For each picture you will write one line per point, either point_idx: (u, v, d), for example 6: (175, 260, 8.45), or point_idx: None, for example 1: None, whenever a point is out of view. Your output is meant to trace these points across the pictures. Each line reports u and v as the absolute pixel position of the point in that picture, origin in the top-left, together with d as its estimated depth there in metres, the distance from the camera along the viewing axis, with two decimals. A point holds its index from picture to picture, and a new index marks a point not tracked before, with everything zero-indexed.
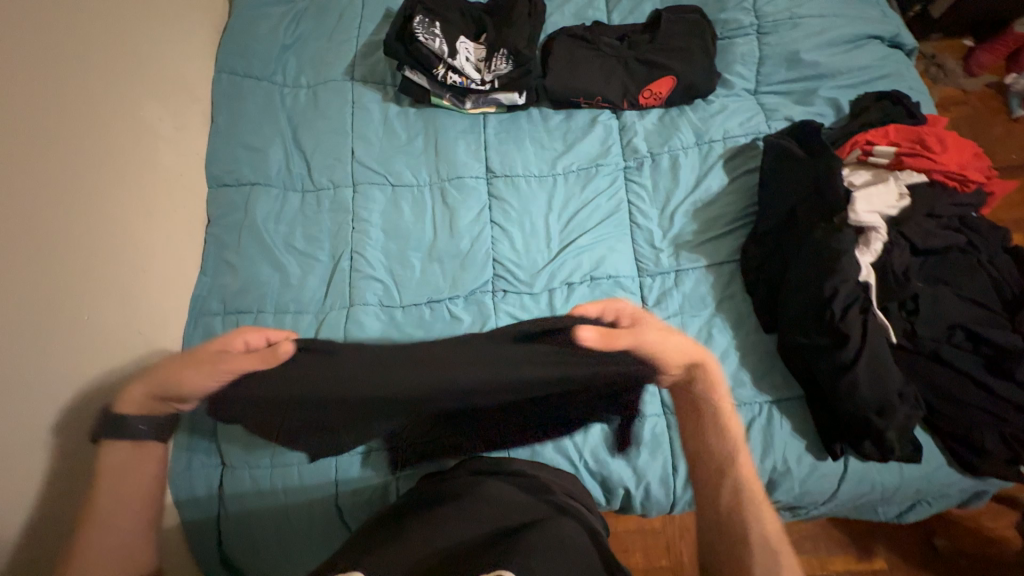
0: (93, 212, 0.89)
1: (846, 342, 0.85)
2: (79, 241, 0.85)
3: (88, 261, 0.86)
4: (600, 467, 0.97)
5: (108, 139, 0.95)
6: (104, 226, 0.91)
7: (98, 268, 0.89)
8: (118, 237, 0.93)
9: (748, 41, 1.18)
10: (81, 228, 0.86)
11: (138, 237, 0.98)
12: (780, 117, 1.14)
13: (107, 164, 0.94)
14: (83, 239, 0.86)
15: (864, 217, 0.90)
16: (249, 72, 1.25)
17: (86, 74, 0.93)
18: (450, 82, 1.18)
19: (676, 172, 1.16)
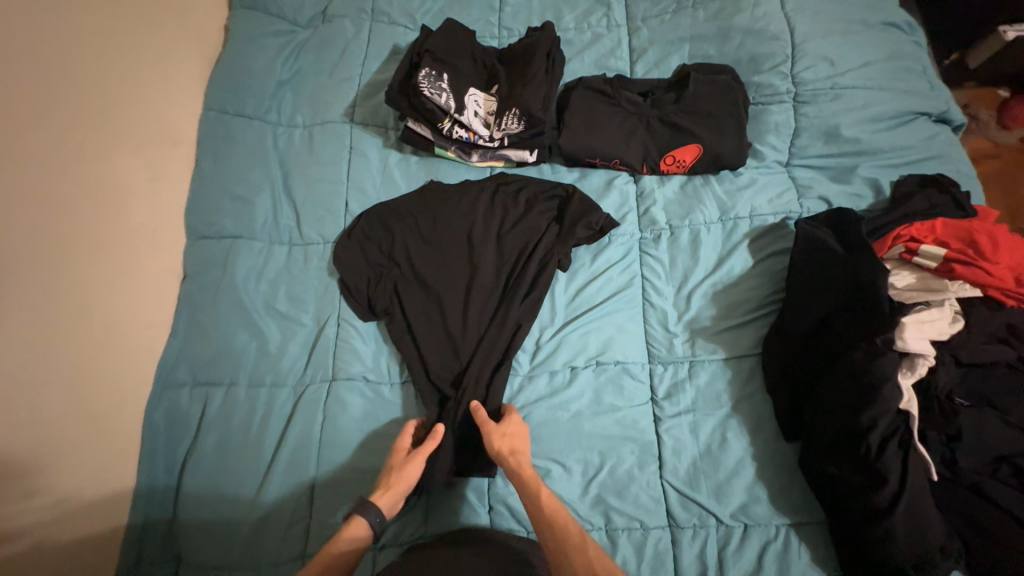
0: (40, 285, 0.81)
1: (883, 484, 0.75)
2: (19, 321, 0.77)
3: (28, 344, 0.78)
4: None
5: (66, 199, 0.87)
6: (54, 301, 0.82)
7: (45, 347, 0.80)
8: (69, 311, 0.85)
9: (783, 111, 1.08)
10: (23, 305, 0.78)
11: (99, 309, 0.89)
12: (813, 197, 1.04)
13: (64, 228, 0.86)
14: (25, 318, 0.78)
15: (912, 346, 0.78)
16: (240, 110, 1.16)
17: (46, 131, 0.85)
18: (455, 137, 1.08)
19: (696, 248, 1.06)
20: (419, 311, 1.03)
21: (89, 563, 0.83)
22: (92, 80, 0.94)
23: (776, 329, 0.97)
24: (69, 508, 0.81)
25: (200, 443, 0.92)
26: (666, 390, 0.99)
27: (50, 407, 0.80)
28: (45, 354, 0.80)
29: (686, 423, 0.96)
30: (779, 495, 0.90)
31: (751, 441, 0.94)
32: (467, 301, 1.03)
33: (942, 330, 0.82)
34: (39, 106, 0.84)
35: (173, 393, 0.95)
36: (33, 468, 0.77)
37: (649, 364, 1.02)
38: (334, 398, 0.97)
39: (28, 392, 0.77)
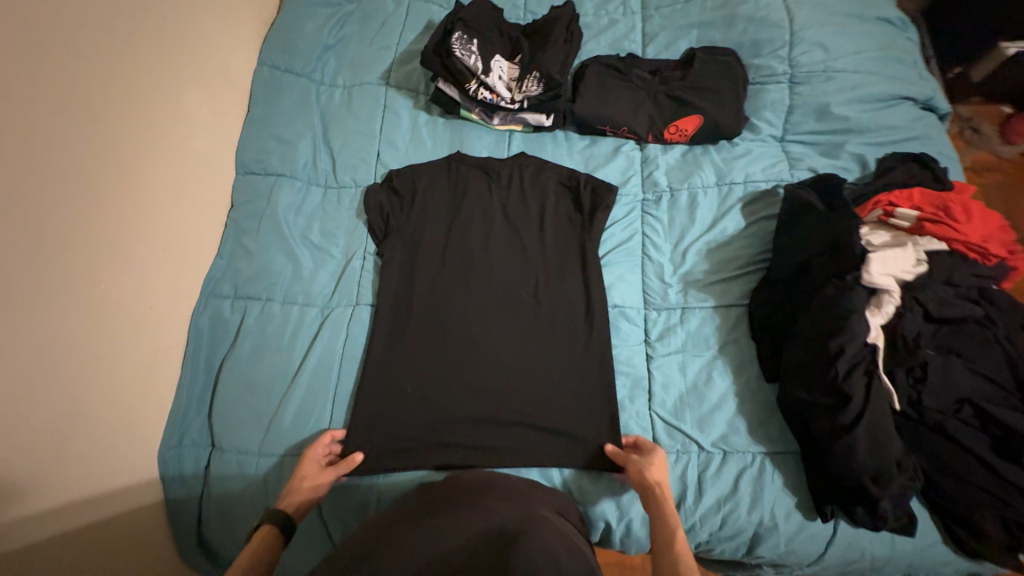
0: (122, 194, 0.92)
1: (847, 403, 0.85)
2: (104, 219, 0.89)
3: (108, 239, 0.89)
4: (582, 498, 0.97)
5: (147, 122, 0.98)
6: (132, 209, 0.94)
7: (124, 242, 0.92)
8: (142, 217, 0.96)
9: (779, 89, 1.19)
10: (109, 202, 0.90)
11: (168, 223, 1.02)
12: (803, 168, 1.14)
13: (143, 147, 0.97)
14: (110, 219, 0.90)
15: (877, 280, 0.88)
16: (290, 67, 1.29)
17: (135, 60, 0.97)
18: (480, 98, 1.19)
19: (692, 212, 1.16)
20: (439, 261, 1.15)
21: (138, 438, 0.95)
22: (170, 24, 1.06)
23: (764, 280, 1.07)
24: (130, 382, 0.93)
25: (236, 348, 1.05)
26: (658, 333, 1.09)
27: (120, 296, 0.91)
28: (122, 250, 0.92)
29: (676, 362, 1.05)
30: (757, 427, 0.98)
31: (734, 381, 1.03)
32: (481, 252, 1.16)
33: (905, 269, 0.92)
34: (130, 38, 0.96)
35: (218, 302, 1.08)
36: (106, 344, 0.88)
37: (644, 309, 1.11)
38: (356, 321, 1.09)
39: (106, 279, 0.88)
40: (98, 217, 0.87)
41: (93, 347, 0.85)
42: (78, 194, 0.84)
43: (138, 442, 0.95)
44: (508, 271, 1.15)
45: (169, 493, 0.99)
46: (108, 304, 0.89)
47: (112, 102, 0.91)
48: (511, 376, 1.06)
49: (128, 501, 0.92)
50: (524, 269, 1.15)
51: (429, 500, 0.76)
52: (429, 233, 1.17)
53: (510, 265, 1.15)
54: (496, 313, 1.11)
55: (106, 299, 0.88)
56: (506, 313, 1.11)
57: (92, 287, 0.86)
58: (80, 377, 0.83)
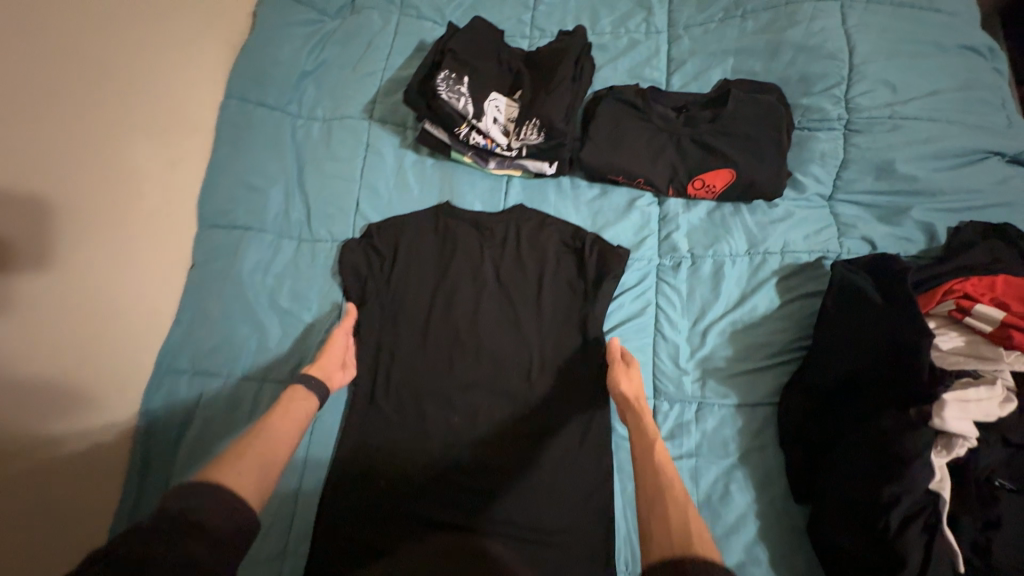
0: (49, 273, 0.82)
1: (902, 564, 0.69)
2: (23, 305, 0.78)
3: (29, 327, 0.78)
4: None
5: (74, 183, 0.86)
6: (60, 287, 0.83)
7: (53, 329, 0.82)
8: (76, 294, 0.85)
9: (831, 139, 0.99)
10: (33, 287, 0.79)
11: (111, 296, 0.91)
12: (855, 237, 0.96)
13: (72, 212, 0.86)
14: (35, 305, 0.79)
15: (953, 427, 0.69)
16: (262, 99, 1.15)
17: (58, 114, 0.85)
18: (471, 143, 1.03)
19: (717, 283, 0.99)
20: (420, 334, 1.01)
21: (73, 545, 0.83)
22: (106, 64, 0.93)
23: (798, 378, 0.89)
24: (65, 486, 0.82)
25: (190, 434, 0.93)
26: (668, 430, 0.92)
27: (50, 390, 0.81)
28: (48, 336, 0.81)
29: (688, 470, 0.89)
30: (781, 560, 0.83)
31: (755, 498, 0.87)
32: (469, 321, 1.01)
33: (990, 411, 0.72)
34: (49, 89, 0.84)
35: (172, 378, 0.96)
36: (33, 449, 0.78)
37: (654, 400, 0.95)
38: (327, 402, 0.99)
39: (28, 373, 0.78)
40: (13, 304, 0.76)
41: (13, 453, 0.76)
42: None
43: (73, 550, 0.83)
44: (501, 347, 1.00)
45: None
46: (35, 405, 0.79)
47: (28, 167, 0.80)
48: (498, 477, 0.92)
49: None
50: (517, 344, 1.00)
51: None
52: (409, 297, 1.03)
53: (501, 340, 1.00)
54: (484, 397, 0.97)
55: (28, 396, 0.78)
56: (496, 398, 0.97)
57: (9, 385, 0.75)
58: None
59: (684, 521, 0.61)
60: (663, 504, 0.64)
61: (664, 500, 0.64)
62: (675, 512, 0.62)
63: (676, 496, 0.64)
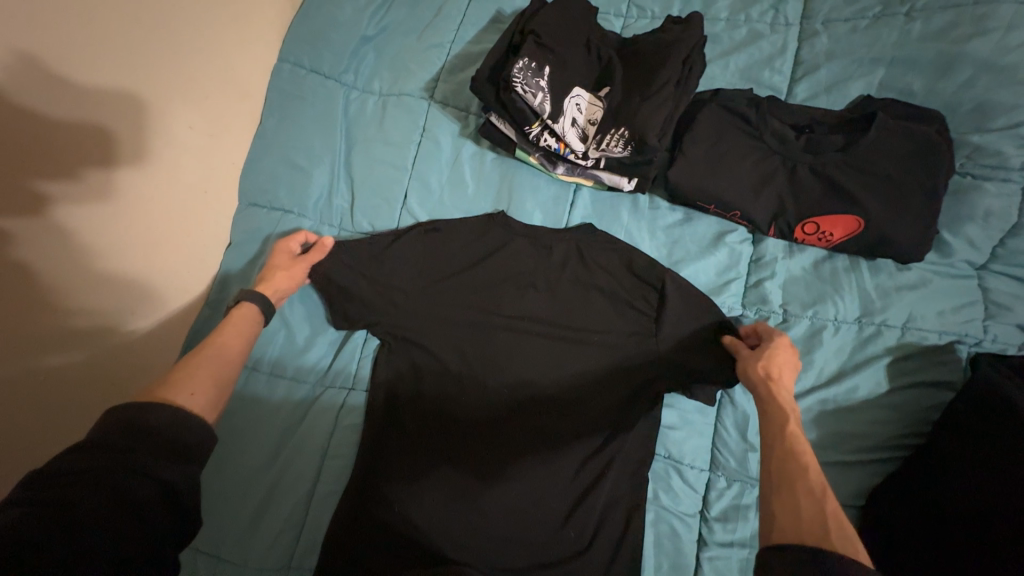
0: (79, 249, 0.74)
1: None
2: (53, 297, 0.72)
3: (59, 318, 0.73)
4: None
5: (118, 161, 0.78)
6: (92, 266, 0.77)
7: (80, 309, 0.76)
8: (102, 281, 0.79)
9: (1003, 194, 0.77)
10: (63, 268, 0.73)
11: (142, 282, 0.85)
12: (1008, 323, 0.76)
13: (112, 191, 0.78)
14: (63, 285, 0.73)
15: None
16: (317, 67, 1.04)
17: (101, 83, 0.74)
18: (542, 145, 0.88)
19: (811, 352, 0.81)
20: (455, 353, 0.91)
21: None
22: (151, 18, 0.80)
23: (900, 487, 0.73)
24: None
25: None
26: (721, 510, 0.84)
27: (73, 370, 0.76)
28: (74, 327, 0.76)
29: (737, 559, 0.81)
30: None
31: None
32: (510, 346, 0.91)
33: None
34: (103, 54, 0.74)
35: None
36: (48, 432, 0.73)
37: (709, 472, 0.86)
38: (349, 409, 0.95)
39: (55, 365, 0.74)
40: (45, 298, 0.71)
41: (35, 444, 0.72)
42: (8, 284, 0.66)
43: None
44: (542, 383, 0.89)
45: None
46: (56, 385, 0.74)
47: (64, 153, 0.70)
48: (519, 531, 0.82)
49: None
50: (561, 383, 0.89)
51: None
52: (447, 310, 0.92)
53: (544, 376, 0.89)
54: (515, 435, 0.87)
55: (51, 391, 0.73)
56: (526, 437, 0.87)
57: (31, 380, 0.71)
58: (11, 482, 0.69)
59: (818, 513, 0.53)
60: (792, 494, 0.55)
61: (794, 491, 0.56)
62: (808, 503, 0.54)
63: (810, 490, 0.55)
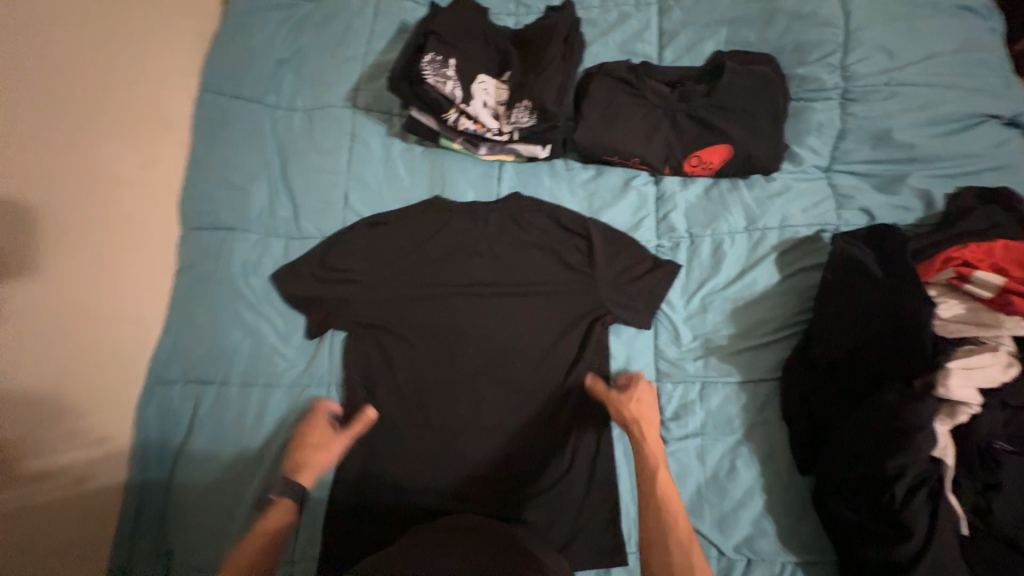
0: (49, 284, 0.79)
1: (908, 537, 0.70)
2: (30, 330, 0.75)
3: (40, 352, 0.77)
4: None
5: (68, 200, 0.83)
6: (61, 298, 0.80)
7: (60, 341, 0.80)
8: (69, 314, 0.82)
9: (827, 109, 0.97)
10: (41, 303, 0.77)
11: (97, 313, 0.86)
12: (854, 208, 0.95)
13: (64, 227, 0.82)
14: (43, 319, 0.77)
15: (957, 394, 0.71)
16: (239, 92, 1.09)
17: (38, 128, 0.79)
18: (461, 129, 0.99)
19: (717, 263, 0.98)
20: (421, 330, 0.99)
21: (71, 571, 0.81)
22: (65, 65, 0.84)
23: (800, 356, 0.90)
24: (73, 503, 0.81)
25: (190, 444, 0.92)
26: (674, 411, 0.93)
27: (59, 405, 0.79)
28: (54, 361, 0.79)
29: (693, 449, 0.91)
30: (787, 528, 0.86)
31: (762, 471, 0.89)
32: (468, 311, 1.00)
33: (992, 375, 0.73)
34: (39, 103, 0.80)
35: (168, 386, 0.94)
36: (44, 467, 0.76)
37: (658, 381, 0.95)
38: (328, 404, 0.96)
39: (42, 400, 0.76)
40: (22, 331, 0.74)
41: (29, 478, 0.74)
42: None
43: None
44: (502, 339, 0.98)
45: None
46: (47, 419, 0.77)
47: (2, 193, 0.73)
48: (507, 469, 0.91)
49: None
50: (518, 334, 0.98)
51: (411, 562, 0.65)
52: (406, 290, 1.00)
53: (502, 331, 0.99)
54: (487, 389, 0.96)
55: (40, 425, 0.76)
56: (498, 388, 0.96)
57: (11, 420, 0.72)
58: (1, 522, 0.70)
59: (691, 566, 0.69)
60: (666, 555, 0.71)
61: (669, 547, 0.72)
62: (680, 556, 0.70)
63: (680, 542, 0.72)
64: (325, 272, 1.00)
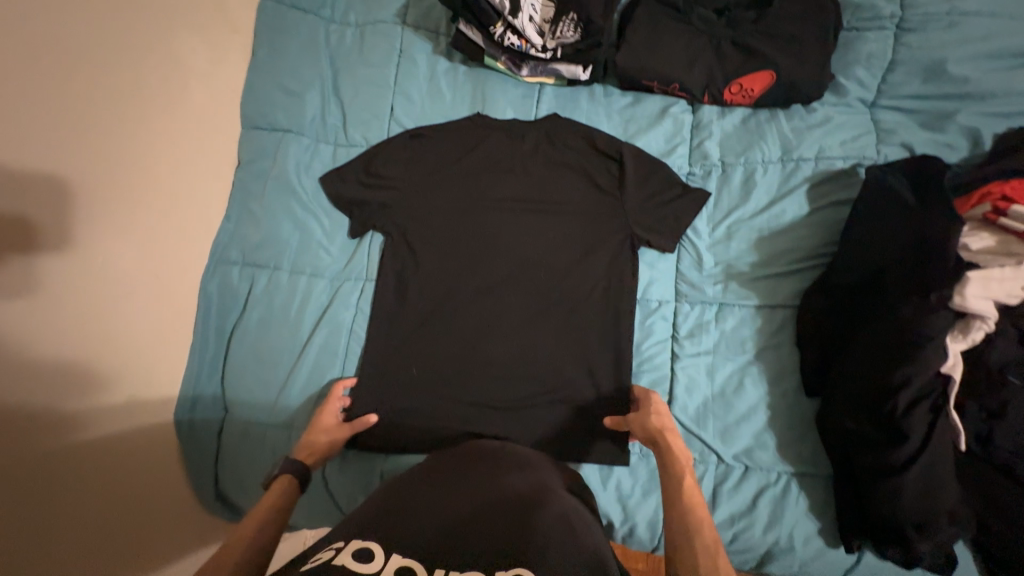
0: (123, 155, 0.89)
1: (903, 441, 0.74)
2: (108, 193, 0.86)
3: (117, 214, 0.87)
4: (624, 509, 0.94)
5: (141, 84, 0.92)
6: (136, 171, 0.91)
7: (133, 208, 0.90)
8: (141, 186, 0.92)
9: (880, 39, 0.96)
10: (115, 170, 0.87)
11: (168, 190, 0.97)
12: (894, 143, 0.94)
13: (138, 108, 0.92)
14: (117, 185, 0.88)
15: (971, 305, 0.73)
16: (296, 3, 1.15)
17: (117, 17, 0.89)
18: (506, 44, 1.03)
19: (747, 191, 0.99)
20: (453, 238, 1.05)
21: (143, 407, 0.94)
22: None
23: (820, 284, 0.91)
24: (145, 351, 0.94)
25: (245, 318, 1.03)
26: (688, 329, 0.97)
27: (134, 264, 0.90)
28: (129, 224, 0.90)
29: (704, 364, 0.95)
30: (788, 443, 0.90)
31: (768, 390, 0.92)
32: (498, 222, 1.05)
33: (1010, 292, 0.75)
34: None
35: (226, 267, 1.05)
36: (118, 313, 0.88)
37: (676, 301, 0.99)
38: (366, 297, 1.05)
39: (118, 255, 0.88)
40: (102, 193, 0.85)
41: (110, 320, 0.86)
42: (74, 177, 0.80)
43: (143, 414, 0.94)
44: (529, 251, 1.03)
45: (187, 457, 1.01)
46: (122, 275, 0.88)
47: (91, 63, 0.84)
48: (524, 367, 0.98)
49: (148, 471, 0.94)
50: (545, 248, 1.03)
51: (461, 465, 0.71)
52: (442, 199, 1.06)
53: (530, 244, 1.04)
54: (511, 296, 1.02)
55: (117, 277, 0.87)
56: (522, 296, 1.01)
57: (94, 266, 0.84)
58: (80, 354, 0.82)
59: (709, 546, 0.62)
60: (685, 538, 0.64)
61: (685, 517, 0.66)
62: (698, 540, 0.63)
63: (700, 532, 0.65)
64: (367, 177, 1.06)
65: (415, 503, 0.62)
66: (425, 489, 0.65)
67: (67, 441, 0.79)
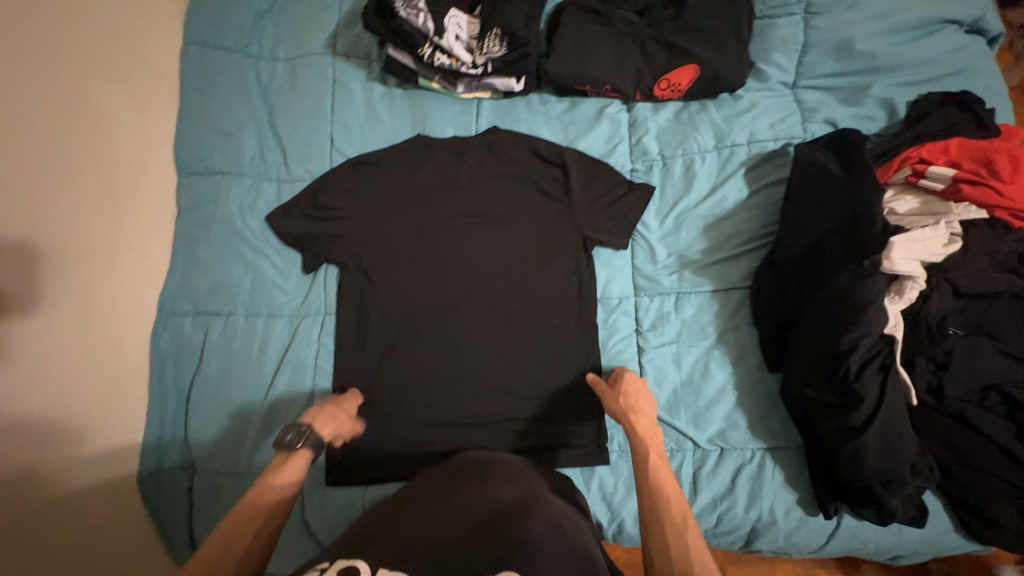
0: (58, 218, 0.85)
1: (860, 403, 0.77)
2: (45, 260, 0.82)
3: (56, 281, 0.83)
4: (610, 506, 0.95)
5: (68, 141, 0.88)
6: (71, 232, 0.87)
7: (72, 271, 0.87)
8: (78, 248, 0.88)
9: (791, 24, 1.00)
10: (52, 235, 0.84)
11: (106, 247, 0.93)
12: (818, 120, 0.98)
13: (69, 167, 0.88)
14: (53, 250, 0.84)
15: (901, 267, 0.76)
16: (222, 44, 1.13)
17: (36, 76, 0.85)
18: (438, 64, 1.04)
19: (689, 181, 1.02)
20: (409, 261, 1.04)
21: (102, 477, 0.89)
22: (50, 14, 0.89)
23: (766, 263, 0.94)
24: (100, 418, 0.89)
25: (203, 369, 1.00)
26: (651, 321, 0.99)
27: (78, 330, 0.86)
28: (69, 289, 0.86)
29: (670, 353, 0.97)
30: (757, 420, 0.92)
31: (733, 371, 0.95)
32: (452, 240, 1.05)
33: (935, 250, 0.79)
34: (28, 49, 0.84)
35: (177, 319, 1.01)
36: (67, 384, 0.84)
37: (636, 296, 1.01)
38: (327, 331, 1.03)
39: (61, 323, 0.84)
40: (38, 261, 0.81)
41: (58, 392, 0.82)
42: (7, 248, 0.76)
43: (103, 482, 0.89)
44: (486, 265, 1.03)
45: (157, 522, 0.96)
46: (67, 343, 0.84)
47: (11, 125, 0.80)
48: (495, 380, 0.98)
49: (116, 544, 0.89)
50: (502, 258, 1.03)
51: (457, 470, 0.69)
52: (393, 224, 1.05)
53: (486, 257, 1.04)
54: (474, 311, 1.01)
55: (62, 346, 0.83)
56: (484, 310, 1.01)
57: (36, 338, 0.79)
58: (27, 433, 0.77)
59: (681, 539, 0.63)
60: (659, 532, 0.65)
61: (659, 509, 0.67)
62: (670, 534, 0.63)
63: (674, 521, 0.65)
64: (315, 211, 1.04)
65: (399, 518, 0.61)
66: (412, 505, 0.64)
67: (21, 525, 0.74)
